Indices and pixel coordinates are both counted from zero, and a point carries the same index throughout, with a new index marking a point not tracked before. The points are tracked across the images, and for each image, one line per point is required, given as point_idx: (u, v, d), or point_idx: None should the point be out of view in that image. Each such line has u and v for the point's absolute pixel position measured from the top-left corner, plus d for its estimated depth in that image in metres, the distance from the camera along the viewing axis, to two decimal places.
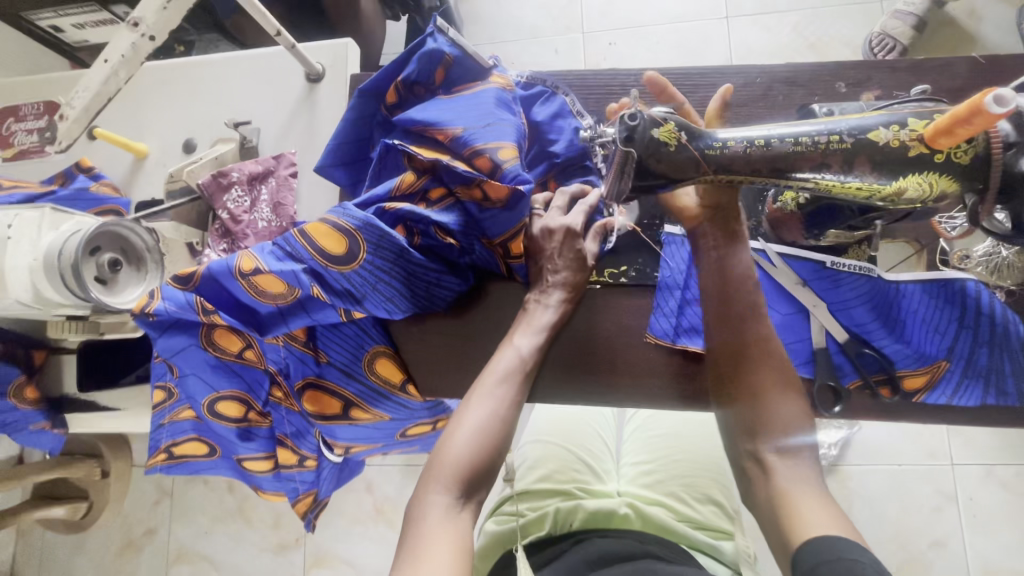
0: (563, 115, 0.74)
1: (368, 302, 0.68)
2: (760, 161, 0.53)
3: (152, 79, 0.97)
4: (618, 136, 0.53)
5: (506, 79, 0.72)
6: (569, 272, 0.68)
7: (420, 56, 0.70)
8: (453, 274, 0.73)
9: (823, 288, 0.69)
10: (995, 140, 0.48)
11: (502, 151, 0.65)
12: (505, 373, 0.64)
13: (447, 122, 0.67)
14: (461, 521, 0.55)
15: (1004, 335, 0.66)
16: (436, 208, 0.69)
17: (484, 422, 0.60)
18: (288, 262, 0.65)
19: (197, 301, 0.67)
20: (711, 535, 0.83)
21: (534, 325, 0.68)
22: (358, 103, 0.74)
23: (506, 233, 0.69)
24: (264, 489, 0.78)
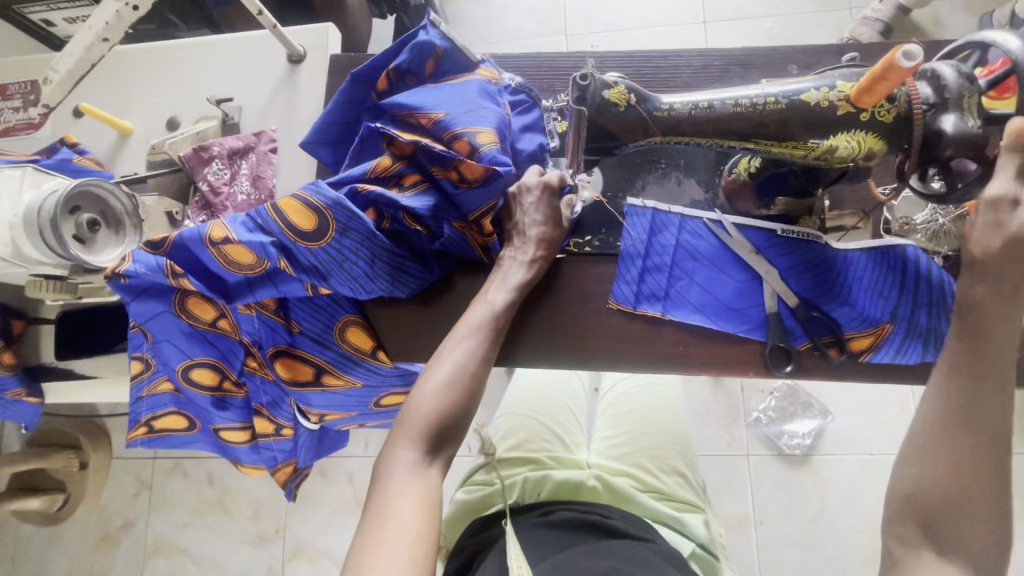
0: (534, 130, 0.76)
1: (333, 280, 0.68)
2: (703, 122, 0.58)
3: (138, 60, 1.00)
4: (572, 96, 0.58)
5: (493, 73, 0.75)
6: (542, 228, 0.69)
7: (412, 46, 0.71)
8: (417, 262, 0.74)
9: (774, 255, 0.73)
10: (916, 101, 0.53)
11: (481, 136, 0.67)
12: (475, 327, 0.65)
13: (431, 107, 0.69)
14: (430, 473, 0.58)
15: (942, 297, 0.70)
16: (409, 193, 0.69)
17: (453, 377, 0.61)
18: (258, 234, 0.65)
19: (166, 264, 0.66)
20: (675, 506, 0.86)
21: (508, 283, 0.68)
22: (348, 87, 0.75)
23: (482, 208, 0.69)
24: (242, 462, 0.82)
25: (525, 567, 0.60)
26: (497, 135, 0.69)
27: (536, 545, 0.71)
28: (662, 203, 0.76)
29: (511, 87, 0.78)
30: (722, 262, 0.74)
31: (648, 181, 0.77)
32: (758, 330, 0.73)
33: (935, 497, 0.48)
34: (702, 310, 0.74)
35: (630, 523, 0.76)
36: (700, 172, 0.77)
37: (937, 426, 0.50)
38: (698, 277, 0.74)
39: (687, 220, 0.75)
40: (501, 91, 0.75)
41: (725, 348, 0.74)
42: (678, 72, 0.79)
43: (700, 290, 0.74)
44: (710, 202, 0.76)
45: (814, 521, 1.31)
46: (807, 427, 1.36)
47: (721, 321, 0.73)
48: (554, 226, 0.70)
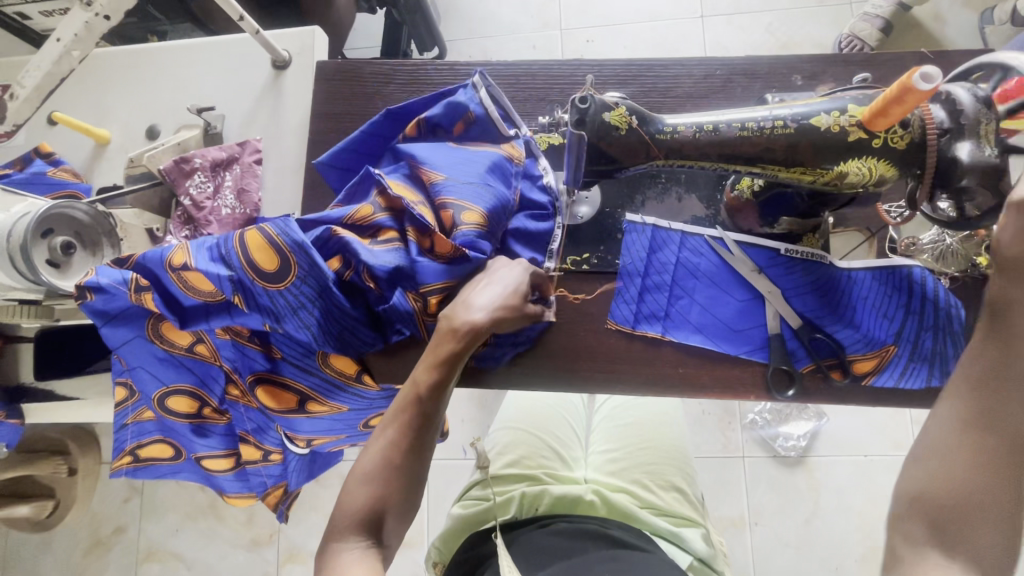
0: (538, 237, 0.72)
1: (287, 325, 0.65)
2: (708, 145, 0.56)
3: (113, 64, 0.95)
4: (570, 119, 0.55)
5: (518, 151, 0.71)
6: (500, 293, 0.60)
7: (448, 102, 0.69)
8: (371, 328, 0.69)
9: (778, 275, 0.71)
10: (930, 126, 0.51)
11: (467, 213, 0.63)
12: (397, 410, 0.58)
13: (436, 167, 0.66)
14: (372, 564, 0.53)
15: (946, 320, 0.68)
16: (380, 248, 0.64)
17: (374, 471, 0.56)
18: (218, 265, 0.62)
19: (131, 278, 0.63)
20: (673, 522, 0.84)
21: (435, 358, 0.58)
22: (381, 121, 0.72)
23: (436, 285, 0.64)
24: (226, 491, 0.80)
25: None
26: (488, 216, 0.64)
27: (536, 558, 0.69)
28: (663, 220, 0.74)
29: (540, 181, 0.72)
30: (724, 281, 0.72)
31: (648, 197, 0.75)
32: (759, 352, 0.71)
33: (957, 496, 0.47)
34: (702, 330, 0.72)
35: (632, 535, 0.74)
36: (701, 187, 0.74)
37: (955, 432, 0.49)
38: (699, 296, 0.72)
39: (688, 238, 0.73)
40: (521, 173, 0.71)
41: (725, 370, 0.72)
42: (678, 82, 0.76)
43: (701, 310, 0.72)
44: (712, 219, 0.74)
45: (808, 522, 1.31)
46: (802, 429, 1.35)
47: (721, 342, 0.72)
48: (507, 295, 0.61)
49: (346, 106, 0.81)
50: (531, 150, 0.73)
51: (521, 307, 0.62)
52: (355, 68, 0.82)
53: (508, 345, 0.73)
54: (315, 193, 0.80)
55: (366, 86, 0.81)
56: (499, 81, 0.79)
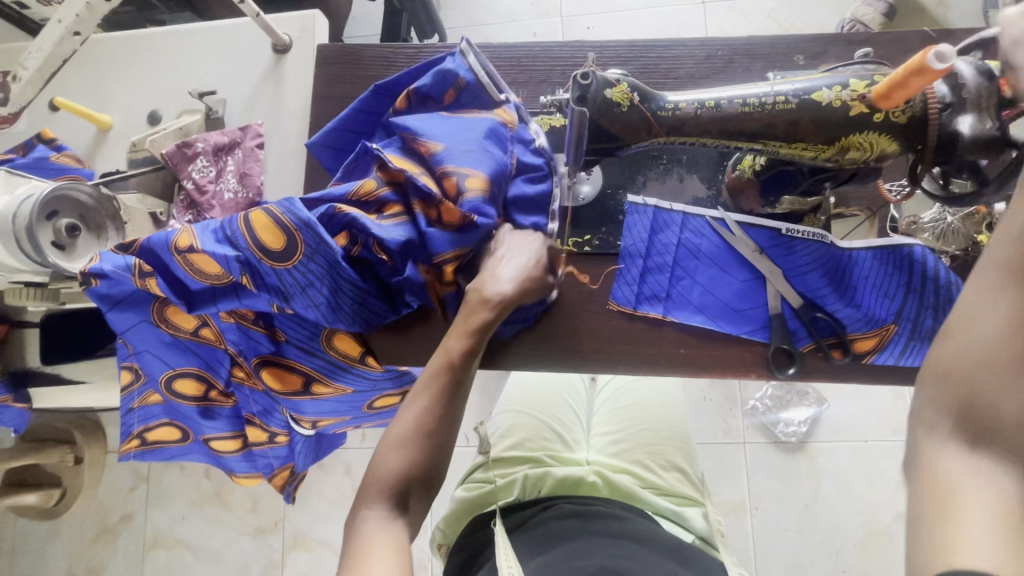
0: (538, 203, 0.70)
1: (295, 304, 0.64)
2: (710, 122, 0.56)
3: (114, 50, 0.95)
4: (572, 96, 0.55)
5: (512, 116, 0.69)
6: (526, 262, 0.63)
7: (435, 71, 0.67)
8: (382, 299, 0.70)
9: (778, 255, 0.71)
10: (932, 101, 0.51)
11: (471, 180, 0.61)
12: (429, 377, 0.58)
13: (433, 136, 0.64)
14: (401, 531, 0.53)
15: (947, 298, 0.69)
16: (388, 222, 0.63)
17: (409, 434, 0.56)
18: (224, 246, 0.61)
19: (135, 263, 0.63)
20: (675, 501, 0.85)
21: (467, 326, 0.60)
22: (369, 98, 0.72)
23: (447, 255, 0.63)
24: (236, 471, 0.81)
25: (514, 565, 0.59)
26: (492, 180, 0.63)
27: (535, 540, 0.70)
28: (664, 200, 0.74)
29: (533, 145, 0.71)
30: (724, 261, 0.72)
31: (649, 177, 0.75)
32: (760, 332, 0.71)
33: (982, 368, 0.39)
34: (704, 310, 0.72)
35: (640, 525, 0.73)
36: (702, 168, 0.74)
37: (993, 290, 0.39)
38: (700, 277, 0.73)
39: (689, 218, 0.73)
40: (515, 139, 0.69)
41: (725, 350, 0.72)
42: (680, 63, 0.75)
43: (703, 290, 0.72)
44: (713, 199, 0.74)
45: (809, 506, 1.32)
46: (803, 415, 1.36)
47: (722, 322, 0.72)
48: (533, 265, 0.63)
49: (348, 89, 0.81)
50: (520, 116, 0.72)
51: (545, 278, 0.65)
52: (356, 51, 0.81)
53: (517, 320, 0.72)
54: (318, 176, 0.81)
55: (367, 69, 0.81)
56: (501, 63, 0.79)
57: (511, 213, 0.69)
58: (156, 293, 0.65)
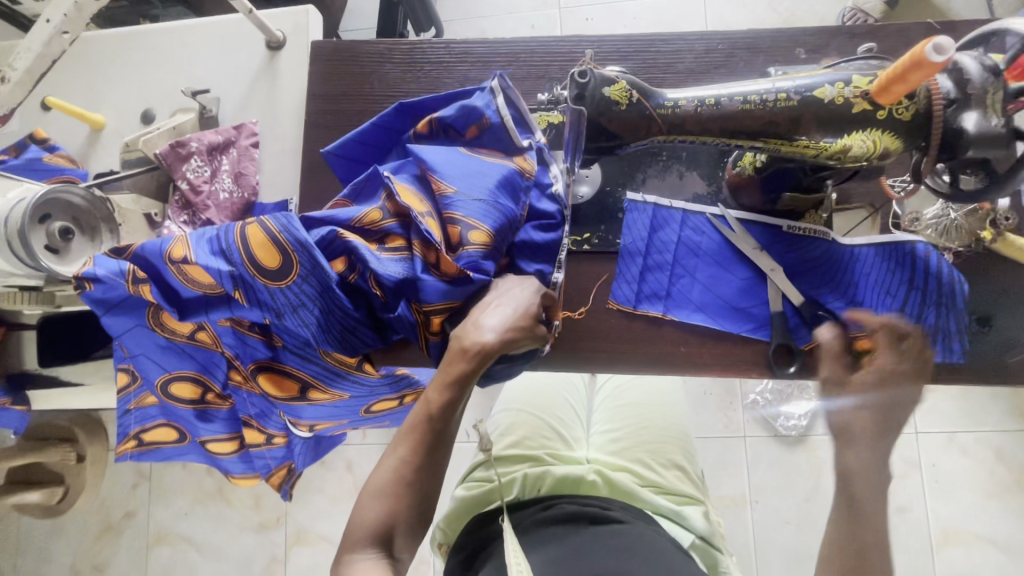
0: (545, 250, 0.68)
1: (287, 321, 0.64)
2: (710, 120, 0.55)
3: (106, 47, 0.94)
4: (570, 94, 0.54)
5: (530, 165, 0.66)
6: (512, 310, 0.58)
7: (462, 104, 0.65)
8: (372, 330, 0.69)
9: (780, 252, 0.70)
10: (937, 96, 0.50)
11: (474, 232, 0.60)
12: (408, 429, 0.57)
13: (447, 176, 0.62)
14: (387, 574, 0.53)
15: (950, 295, 0.68)
16: (387, 256, 0.62)
17: (387, 485, 0.55)
18: (218, 260, 0.60)
19: (128, 269, 0.62)
20: (674, 500, 0.85)
21: (447, 377, 0.56)
22: (391, 114, 0.70)
23: (438, 305, 0.62)
24: (232, 472, 0.81)
25: (524, 567, 0.58)
26: (495, 233, 0.62)
27: (537, 542, 0.70)
28: (664, 198, 0.73)
29: (550, 190, 0.68)
30: (725, 259, 0.72)
31: (649, 175, 0.74)
32: (760, 330, 0.71)
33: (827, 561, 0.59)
34: (704, 309, 0.72)
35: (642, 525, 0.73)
36: (702, 164, 0.73)
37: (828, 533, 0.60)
38: (700, 275, 0.72)
39: (689, 216, 0.72)
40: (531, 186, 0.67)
41: (726, 348, 0.72)
42: (679, 58, 0.74)
43: (703, 289, 0.72)
44: (713, 196, 0.73)
45: (809, 499, 1.32)
46: (803, 409, 1.36)
47: (722, 320, 0.71)
48: (519, 313, 0.58)
49: (342, 86, 0.80)
50: (543, 158, 0.69)
51: (535, 326, 0.59)
52: (350, 47, 0.80)
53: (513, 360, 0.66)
54: (312, 175, 0.79)
55: (362, 66, 0.79)
56: (497, 59, 0.78)
57: (514, 258, 0.68)
58: (148, 298, 0.64)
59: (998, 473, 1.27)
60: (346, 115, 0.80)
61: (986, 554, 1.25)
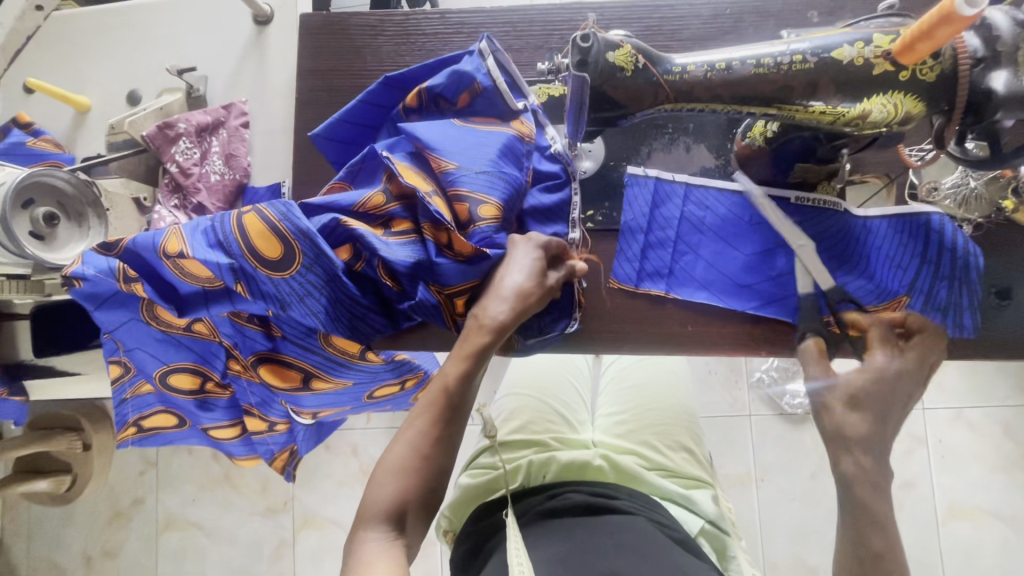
0: (557, 216, 0.67)
1: (293, 312, 0.61)
2: (721, 86, 0.52)
3: (88, 26, 0.90)
4: (572, 60, 0.51)
5: (530, 128, 0.64)
6: (526, 280, 0.57)
7: (451, 71, 0.63)
8: (382, 314, 0.66)
9: (789, 224, 0.68)
10: (962, 55, 0.47)
11: (483, 207, 0.58)
12: (425, 403, 0.55)
13: (446, 151, 0.60)
14: (399, 554, 0.51)
15: (964, 269, 0.66)
16: (394, 241, 0.60)
17: (405, 460, 0.54)
18: (216, 252, 0.57)
19: (118, 267, 0.60)
20: (682, 483, 0.84)
21: (464, 350, 0.56)
22: (378, 90, 0.67)
23: (460, 286, 0.61)
24: (236, 455, 0.81)
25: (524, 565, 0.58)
26: (506, 205, 0.60)
27: (541, 535, 0.68)
28: (667, 172, 0.70)
29: (550, 151, 0.67)
30: (729, 234, 0.69)
31: (654, 148, 0.71)
32: (768, 307, 0.68)
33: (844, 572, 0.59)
34: (708, 286, 0.69)
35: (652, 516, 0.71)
36: (710, 136, 0.70)
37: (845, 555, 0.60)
38: (704, 251, 0.69)
39: (692, 190, 0.70)
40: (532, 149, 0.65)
41: (735, 327, 0.69)
42: (685, 24, 0.70)
43: (707, 266, 0.69)
44: (721, 169, 0.70)
45: (815, 476, 1.31)
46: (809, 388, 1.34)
47: (728, 298, 0.69)
48: (533, 283, 0.57)
49: (332, 61, 0.76)
50: (538, 120, 0.67)
51: (547, 298, 0.59)
52: (339, 20, 0.76)
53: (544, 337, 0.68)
54: (304, 155, 0.76)
55: (353, 39, 0.76)
56: (494, 29, 0.74)
57: (525, 224, 0.66)
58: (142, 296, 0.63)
59: (1005, 448, 1.26)
60: (338, 91, 0.76)
61: (991, 527, 1.25)
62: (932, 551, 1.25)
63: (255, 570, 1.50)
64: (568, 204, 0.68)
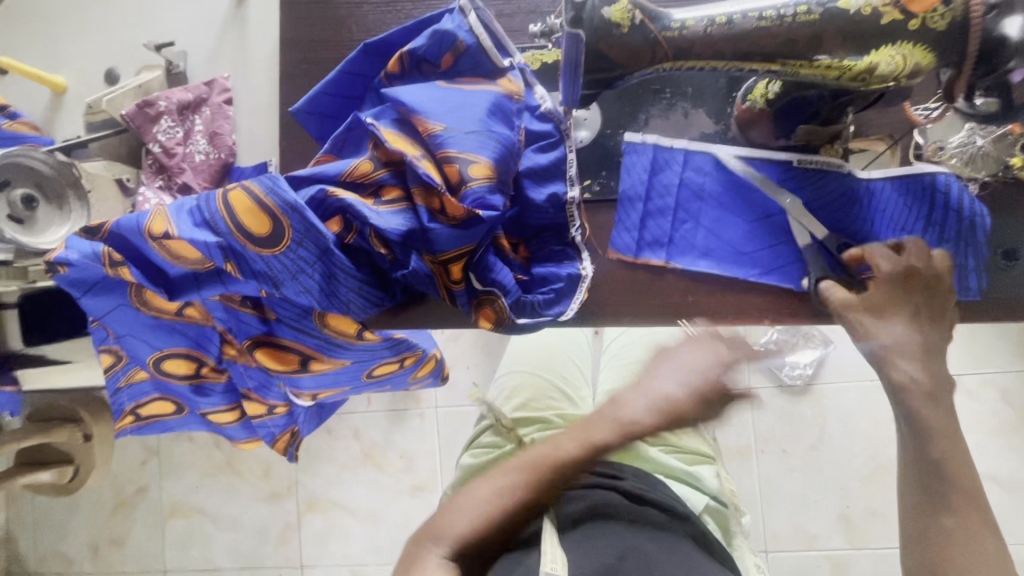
0: (555, 176, 0.64)
1: (286, 291, 0.59)
2: (722, 42, 0.50)
3: (62, 3, 0.88)
4: (565, 17, 0.49)
5: (518, 85, 0.61)
6: (680, 395, 0.57)
7: (432, 32, 0.60)
8: (378, 287, 0.63)
9: (793, 188, 0.66)
10: (975, 2, 0.45)
11: (474, 167, 0.56)
12: (529, 465, 0.61)
13: (433, 113, 0.57)
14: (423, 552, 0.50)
15: (971, 229, 0.64)
16: (386, 209, 0.58)
17: (487, 498, 0.60)
18: (203, 231, 0.55)
19: (101, 250, 0.57)
20: (685, 458, 0.83)
21: (591, 438, 0.60)
22: (357, 58, 0.65)
23: (453, 252, 0.58)
24: (235, 438, 0.82)
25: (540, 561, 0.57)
26: (499, 166, 0.57)
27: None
28: (666, 138, 0.68)
29: (540, 111, 0.64)
30: (730, 201, 0.67)
31: (652, 114, 0.69)
32: (770, 275, 0.67)
33: None
34: (709, 254, 0.68)
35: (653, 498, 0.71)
36: (709, 100, 0.68)
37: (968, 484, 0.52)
38: (704, 219, 0.68)
39: (692, 155, 0.68)
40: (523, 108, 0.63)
41: (738, 296, 0.68)
42: None
43: (707, 234, 0.68)
44: (721, 135, 0.68)
45: (814, 448, 1.30)
46: (810, 357, 1.29)
47: (730, 266, 0.67)
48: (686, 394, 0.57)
49: (315, 31, 0.73)
50: (527, 79, 0.64)
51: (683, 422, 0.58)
52: None
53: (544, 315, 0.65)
54: (291, 130, 0.74)
55: (335, 7, 0.73)
56: None
57: (522, 185, 0.64)
58: (130, 280, 0.60)
59: (1004, 414, 1.26)
60: (322, 63, 0.74)
61: (990, 492, 1.26)
62: None
63: (262, 553, 1.51)
64: (563, 164, 0.64)
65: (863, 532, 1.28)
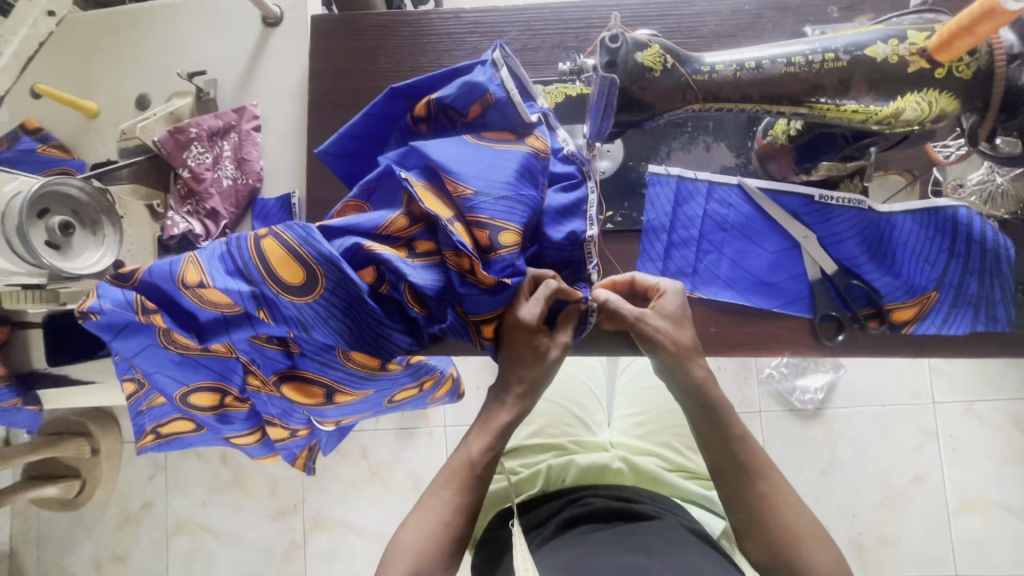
0: (574, 214, 0.64)
1: (315, 334, 0.60)
2: (750, 85, 0.51)
3: (95, 30, 0.90)
4: (601, 61, 0.51)
5: (545, 143, 0.62)
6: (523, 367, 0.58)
7: (463, 81, 0.61)
8: (407, 332, 0.62)
9: (814, 222, 0.67)
10: (998, 50, 0.47)
11: (505, 234, 0.57)
12: (448, 476, 0.58)
13: (463, 173, 0.58)
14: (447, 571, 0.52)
15: (995, 262, 0.65)
16: (419, 264, 0.59)
17: (428, 528, 0.56)
18: (237, 280, 0.57)
19: (135, 300, 0.60)
20: (703, 485, 0.83)
21: (489, 426, 0.59)
22: (383, 102, 0.65)
23: (488, 314, 0.60)
24: (255, 457, 0.83)
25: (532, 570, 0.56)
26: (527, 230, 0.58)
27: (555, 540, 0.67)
28: (688, 170, 0.69)
29: (563, 153, 0.65)
30: (754, 233, 0.68)
31: (673, 147, 0.70)
32: (793, 305, 0.67)
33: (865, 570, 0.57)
34: (733, 285, 0.68)
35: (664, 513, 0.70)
36: (729, 135, 0.70)
37: None
38: (728, 250, 0.69)
39: (715, 187, 0.69)
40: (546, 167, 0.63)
41: (758, 326, 0.68)
42: (703, 21, 0.69)
43: (731, 264, 0.68)
44: (742, 167, 0.70)
45: (825, 473, 1.29)
46: (820, 381, 1.31)
47: (752, 296, 0.68)
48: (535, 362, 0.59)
49: (344, 62, 0.75)
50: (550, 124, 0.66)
51: (551, 366, 0.59)
52: (351, 21, 0.75)
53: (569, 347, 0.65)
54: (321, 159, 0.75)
55: (364, 40, 0.75)
56: (510, 29, 0.73)
57: (541, 223, 0.63)
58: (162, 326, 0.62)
59: (1016, 441, 1.26)
60: (352, 94, 0.75)
61: (1002, 521, 1.25)
62: (942, 543, 1.25)
63: (265, 572, 1.50)
64: (584, 205, 0.65)
65: (875, 560, 1.25)
